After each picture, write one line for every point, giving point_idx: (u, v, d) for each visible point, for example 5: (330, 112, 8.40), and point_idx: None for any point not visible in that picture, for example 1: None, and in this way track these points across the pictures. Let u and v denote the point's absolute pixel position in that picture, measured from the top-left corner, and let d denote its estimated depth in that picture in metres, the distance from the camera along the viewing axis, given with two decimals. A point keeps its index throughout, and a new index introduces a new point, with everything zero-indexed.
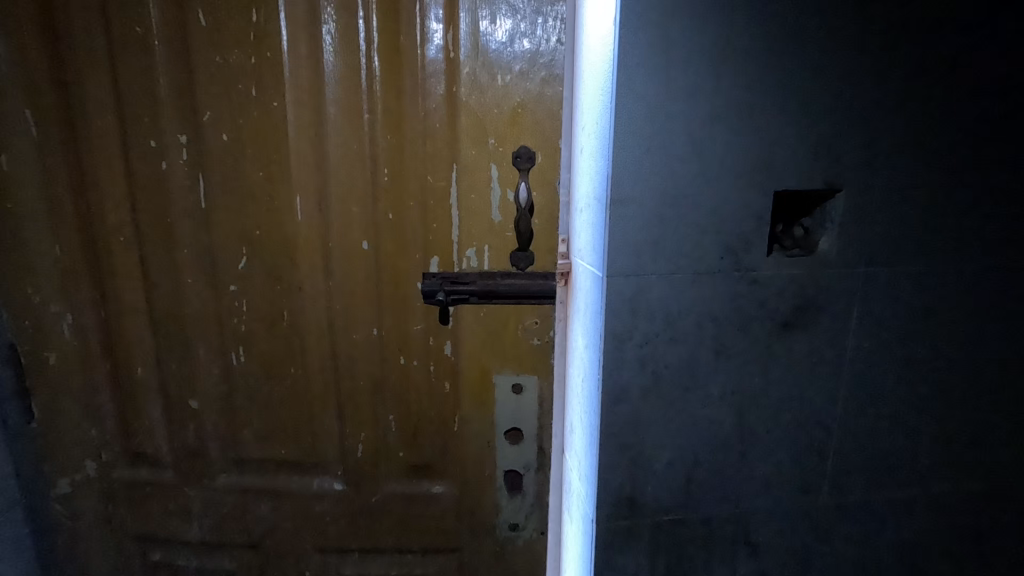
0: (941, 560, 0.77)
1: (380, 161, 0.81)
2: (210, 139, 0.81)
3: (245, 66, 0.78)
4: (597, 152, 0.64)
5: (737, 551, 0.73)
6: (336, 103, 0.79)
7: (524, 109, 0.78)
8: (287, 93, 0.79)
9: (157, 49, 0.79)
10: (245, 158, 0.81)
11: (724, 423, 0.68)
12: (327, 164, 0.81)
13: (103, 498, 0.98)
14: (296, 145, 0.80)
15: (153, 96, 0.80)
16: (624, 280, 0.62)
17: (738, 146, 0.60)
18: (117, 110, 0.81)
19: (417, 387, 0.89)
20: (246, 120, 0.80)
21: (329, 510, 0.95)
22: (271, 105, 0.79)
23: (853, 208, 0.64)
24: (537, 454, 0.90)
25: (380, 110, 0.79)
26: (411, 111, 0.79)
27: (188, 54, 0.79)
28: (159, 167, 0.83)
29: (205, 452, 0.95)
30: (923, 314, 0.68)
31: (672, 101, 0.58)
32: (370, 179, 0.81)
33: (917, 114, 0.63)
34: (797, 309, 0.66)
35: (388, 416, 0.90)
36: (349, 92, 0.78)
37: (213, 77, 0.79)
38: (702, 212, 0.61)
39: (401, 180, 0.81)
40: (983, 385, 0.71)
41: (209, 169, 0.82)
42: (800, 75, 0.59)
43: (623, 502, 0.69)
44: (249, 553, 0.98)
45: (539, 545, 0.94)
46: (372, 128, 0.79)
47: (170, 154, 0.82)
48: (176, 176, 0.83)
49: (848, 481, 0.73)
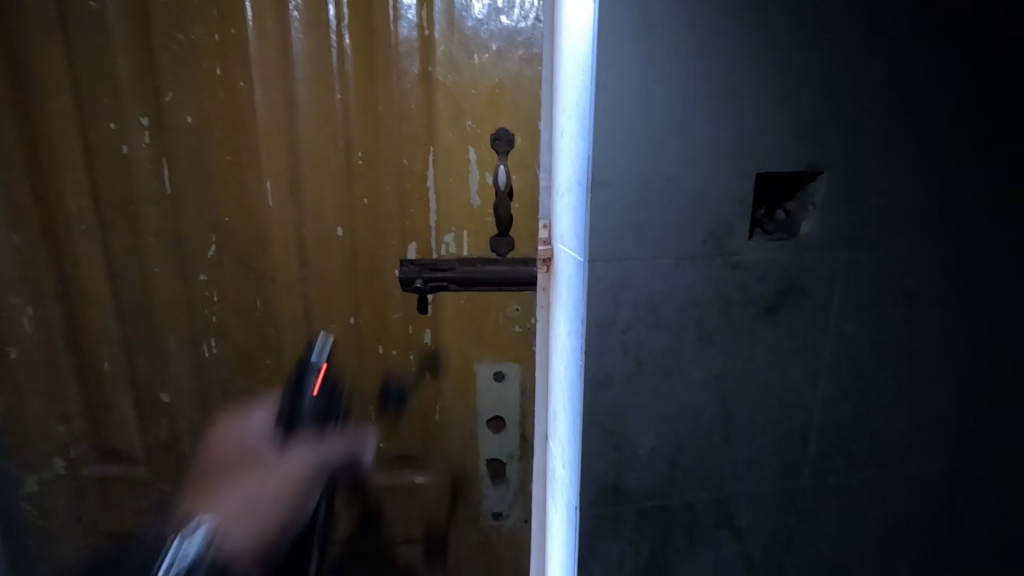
0: (921, 540, 0.78)
1: (353, 144, 0.79)
2: (174, 122, 0.78)
3: (209, 44, 0.75)
4: (578, 134, 0.63)
5: (721, 535, 0.73)
6: (305, 83, 0.76)
7: (502, 89, 0.77)
8: (254, 73, 0.76)
9: (114, 27, 0.75)
10: (211, 142, 0.79)
11: (707, 409, 0.68)
12: (298, 148, 0.79)
13: (74, 496, 0.96)
14: (265, 126, 0.78)
15: (111, 77, 0.77)
16: (607, 264, 0.61)
17: (721, 126, 0.59)
18: (73, 92, 0.78)
19: (399, 377, 0.88)
20: (211, 101, 0.77)
21: (311, 503, 0.94)
22: (237, 85, 0.77)
23: (834, 191, 0.64)
24: (520, 442, 0.90)
25: (353, 91, 0.77)
26: (384, 91, 0.77)
27: (147, 31, 0.75)
28: (121, 152, 0.80)
29: (179, 447, 0.92)
30: (903, 296, 0.68)
31: (654, 81, 0.57)
32: (343, 163, 0.79)
33: (898, 93, 0.62)
34: (779, 293, 0.65)
35: (368, 406, 0.89)
36: (321, 71, 0.76)
37: (175, 56, 0.76)
38: (684, 195, 0.60)
39: (375, 163, 0.79)
40: (962, 366, 0.72)
41: (174, 153, 0.79)
42: (781, 52, 0.58)
43: (607, 488, 0.68)
44: None
45: (524, 533, 0.94)
46: (345, 109, 0.77)
47: (132, 138, 0.79)
48: (139, 161, 0.80)
49: (829, 463, 0.73)
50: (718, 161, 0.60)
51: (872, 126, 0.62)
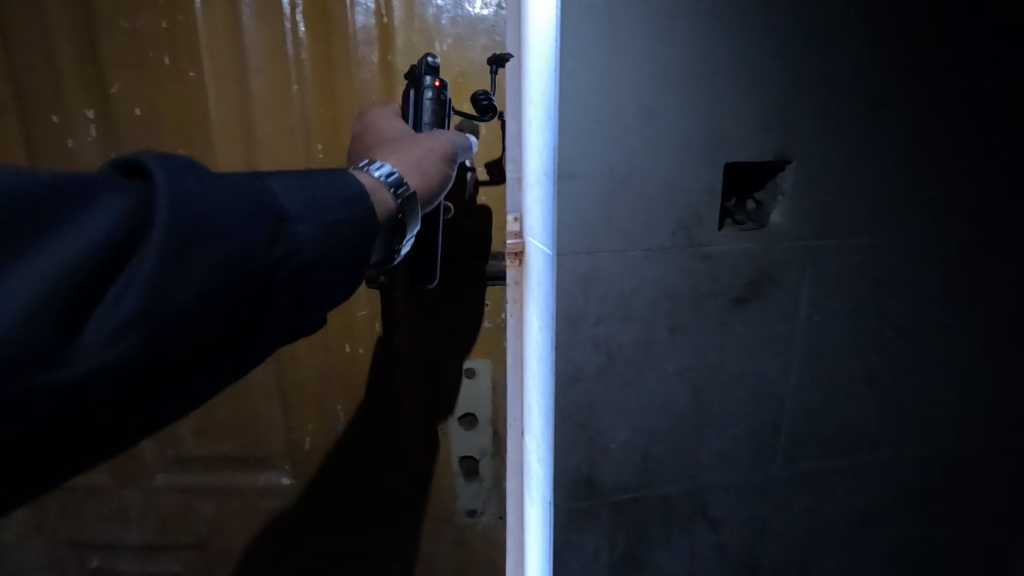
0: (890, 523, 0.79)
1: (314, 136, 0.75)
2: (121, 114, 0.72)
3: (155, 30, 0.70)
4: (545, 124, 0.62)
5: (696, 525, 0.73)
6: (260, 72, 0.72)
7: (465, 80, 0.75)
8: (205, 62, 0.71)
9: (49, 5, 0.68)
10: (164, 134, 0.73)
11: (679, 400, 0.68)
12: (256, 141, 0.74)
13: (28, 507, 0.90)
14: (219, 119, 0.73)
15: (49, 62, 0.70)
16: (575, 257, 0.60)
17: (688, 116, 0.58)
18: (4, 78, 0.71)
19: (367, 377, 0.84)
20: (160, 91, 0.72)
21: (280, 509, 0.90)
22: (187, 74, 0.71)
23: (803, 180, 0.63)
24: (492, 439, 0.89)
25: (310, 80, 0.73)
26: (343, 81, 0.74)
27: (87, 14, 0.69)
28: (66, 145, 0.73)
29: (138, 455, 0.87)
30: (871, 284, 0.69)
31: (620, 70, 0.56)
32: (302, 156, 0.75)
33: (864, 82, 0.62)
34: (750, 284, 0.65)
35: (336, 407, 0.85)
36: (276, 59, 0.72)
37: (117, 40, 0.70)
38: (652, 186, 0.59)
39: (336, 157, 0.76)
40: (929, 353, 0.73)
41: (124, 146, 0.73)
42: (748, 41, 0.58)
43: (580, 483, 0.68)
44: (195, 555, 0.92)
45: (499, 529, 0.94)
46: (304, 100, 0.73)
47: (77, 129, 0.73)
48: (87, 154, 0.73)
49: (801, 451, 0.74)
50: (685, 151, 0.59)
51: (839, 115, 0.62)
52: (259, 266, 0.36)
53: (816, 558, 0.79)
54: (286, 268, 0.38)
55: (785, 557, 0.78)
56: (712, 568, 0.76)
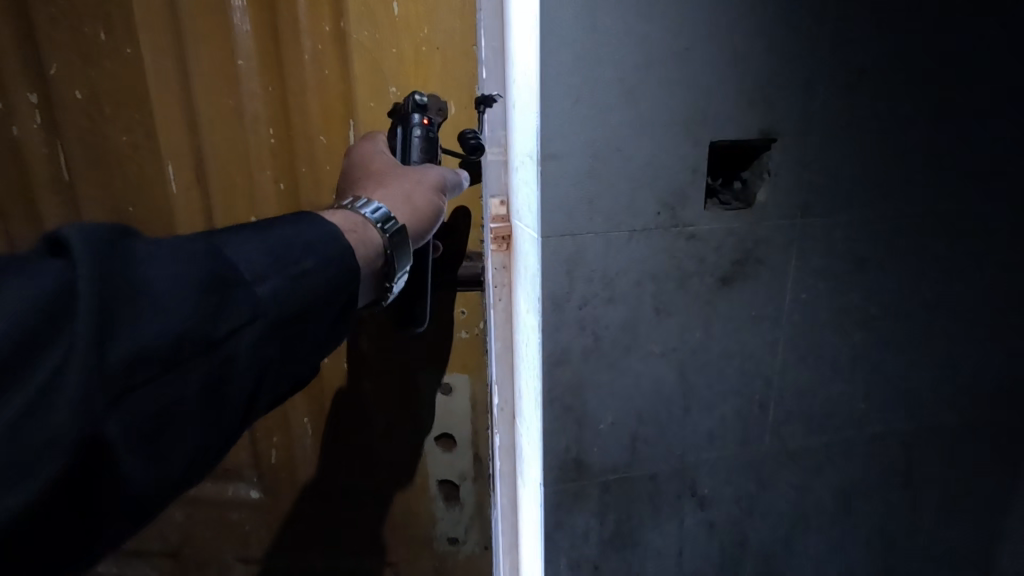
0: (879, 500, 0.80)
1: (260, 119, 0.74)
2: (62, 98, 0.72)
3: (91, 6, 0.69)
4: (526, 104, 0.61)
5: (684, 503, 0.74)
6: (197, 43, 0.70)
7: (428, 50, 0.73)
8: (141, 40, 0.70)
9: None
10: (109, 119, 0.73)
11: (666, 381, 0.68)
12: (200, 125, 0.73)
13: None
14: (159, 101, 0.72)
15: None
16: (560, 240, 0.60)
17: (670, 94, 0.58)
18: None
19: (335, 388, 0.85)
20: (98, 72, 0.71)
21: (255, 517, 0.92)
22: (124, 53, 0.70)
23: (786, 158, 0.63)
24: (473, 462, 0.90)
25: (252, 50, 0.71)
26: (289, 54, 0.72)
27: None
28: (11, 132, 0.74)
29: None
30: (856, 262, 0.69)
31: (599, 47, 0.55)
32: (251, 138, 0.74)
33: (845, 54, 0.61)
34: (735, 263, 0.65)
35: (302, 418, 0.86)
36: (213, 30, 0.70)
37: (56, 21, 0.69)
38: (636, 165, 0.59)
39: (287, 139, 0.75)
40: (915, 328, 0.73)
41: (66, 133, 0.73)
42: (724, 12, 0.57)
43: (569, 464, 0.68)
44: (173, 563, 0.94)
45: (482, 560, 0.95)
46: (248, 80, 0.72)
47: (21, 116, 0.73)
48: (33, 144, 0.74)
49: (788, 428, 0.74)
50: (666, 127, 0.58)
51: (820, 89, 0.62)
52: (212, 327, 0.37)
53: (805, 534, 0.80)
54: (240, 341, 0.38)
55: (773, 534, 0.79)
56: (701, 546, 0.77)
